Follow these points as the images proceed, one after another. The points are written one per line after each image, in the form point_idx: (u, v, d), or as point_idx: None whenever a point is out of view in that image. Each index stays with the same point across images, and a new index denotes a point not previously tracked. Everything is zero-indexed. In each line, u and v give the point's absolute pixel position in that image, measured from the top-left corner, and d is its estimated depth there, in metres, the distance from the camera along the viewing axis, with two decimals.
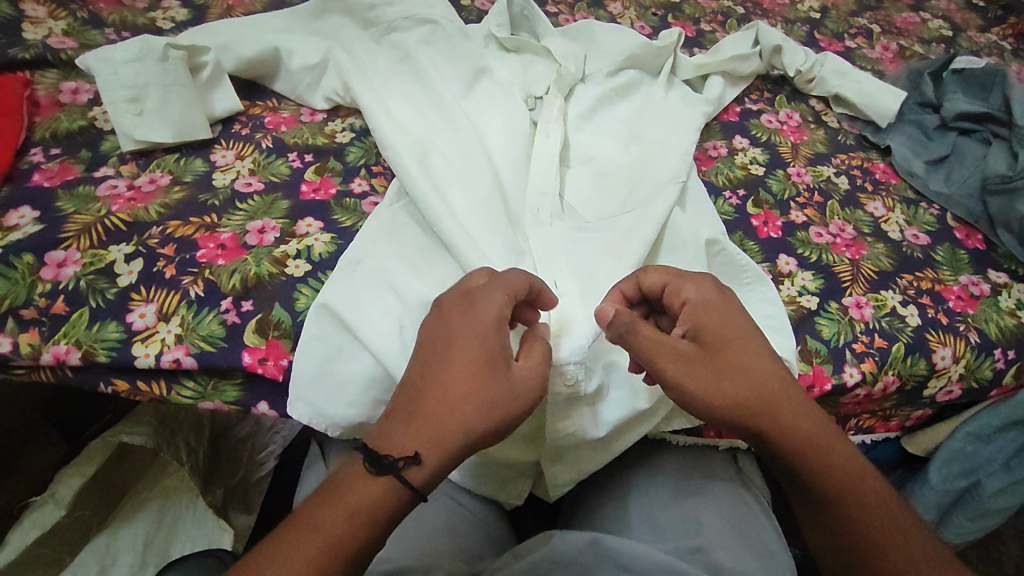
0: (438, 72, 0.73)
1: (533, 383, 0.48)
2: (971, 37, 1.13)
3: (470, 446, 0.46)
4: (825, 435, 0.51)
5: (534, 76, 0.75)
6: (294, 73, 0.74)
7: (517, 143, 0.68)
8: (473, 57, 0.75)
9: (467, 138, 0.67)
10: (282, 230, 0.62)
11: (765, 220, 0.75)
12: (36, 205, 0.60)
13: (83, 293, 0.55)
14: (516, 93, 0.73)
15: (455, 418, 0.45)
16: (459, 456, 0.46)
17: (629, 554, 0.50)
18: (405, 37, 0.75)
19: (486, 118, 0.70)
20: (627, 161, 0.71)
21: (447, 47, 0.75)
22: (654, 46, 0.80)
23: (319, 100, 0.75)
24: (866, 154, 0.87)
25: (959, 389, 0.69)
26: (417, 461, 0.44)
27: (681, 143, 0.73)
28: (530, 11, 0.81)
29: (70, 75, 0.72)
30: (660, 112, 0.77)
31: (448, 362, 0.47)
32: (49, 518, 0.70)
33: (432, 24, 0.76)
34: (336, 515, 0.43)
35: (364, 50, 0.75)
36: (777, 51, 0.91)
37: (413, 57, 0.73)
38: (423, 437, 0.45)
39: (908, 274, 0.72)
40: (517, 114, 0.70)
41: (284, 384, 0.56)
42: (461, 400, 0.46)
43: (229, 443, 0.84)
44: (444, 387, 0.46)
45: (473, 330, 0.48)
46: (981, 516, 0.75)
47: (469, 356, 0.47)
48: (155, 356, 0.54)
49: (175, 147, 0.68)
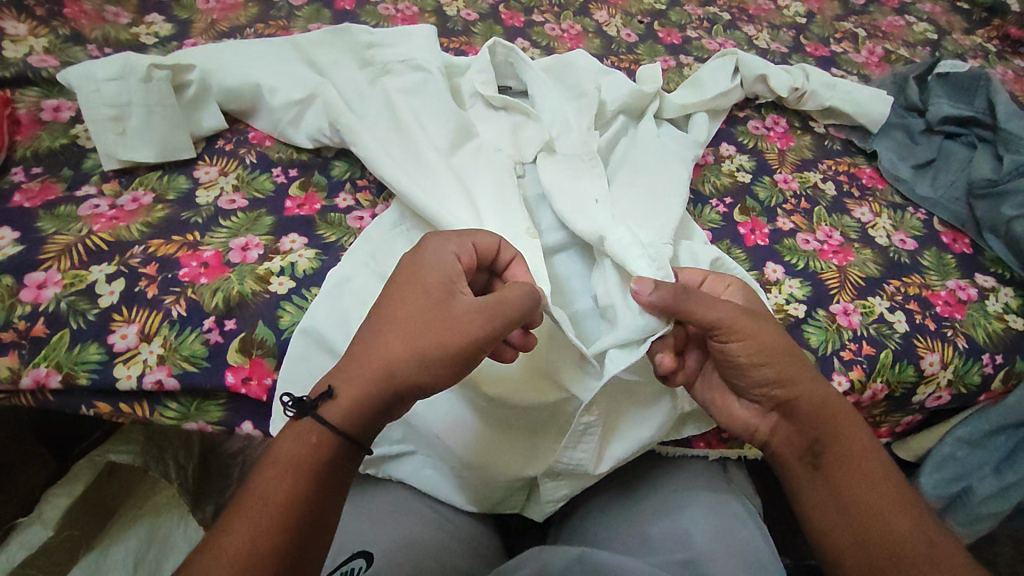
0: (423, 128, 0.68)
1: (469, 318, 0.47)
2: (956, 40, 1.13)
3: (385, 377, 0.46)
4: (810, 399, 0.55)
5: (522, 140, 0.70)
6: (275, 110, 0.70)
7: (514, 215, 0.63)
8: (459, 114, 0.69)
9: (456, 196, 0.64)
10: (266, 246, 0.62)
11: (752, 228, 0.75)
12: (16, 226, 0.60)
13: (63, 314, 0.54)
14: (504, 160, 0.68)
15: (387, 356, 0.47)
16: (365, 392, 0.46)
17: (616, 567, 0.50)
18: (390, 83, 0.72)
19: (474, 176, 0.66)
20: (628, 203, 0.67)
21: (433, 95, 0.70)
22: (643, 92, 0.77)
23: (300, 137, 0.71)
24: (852, 159, 0.87)
25: (948, 395, 0.69)
26: (331, 396, 0.46)
27: (677, 183, 0.69)
28: (515, 59, 0.78)
29: (52, 93, 0.71)
30: (655, 147, 0.74)
31: (404, 294, 0.49)
32: (37, 538, 0.69)
33: (425, 72, 0.72)
34: (286, 474, 0.44)
35: (352, 87, 0.71)
36: (762, 79, 0.88)
37: (397, 107, 0.69)
38: (352, 377, 0.46)
39: (895, 279, 0.72)
40: (507, 183, 0.66)
41: (267, 403, 0.56)
42: (390, 332, 0.47)
43: (219, 458, 0.82)
44: (389, 321, 0.48)
45: (435, 270, 0.50)
46: (974, 520, 0.75)
47: (418, 295, 0.49)
48: (137, 378, 0.53)
49: (159, 165, 0.68)
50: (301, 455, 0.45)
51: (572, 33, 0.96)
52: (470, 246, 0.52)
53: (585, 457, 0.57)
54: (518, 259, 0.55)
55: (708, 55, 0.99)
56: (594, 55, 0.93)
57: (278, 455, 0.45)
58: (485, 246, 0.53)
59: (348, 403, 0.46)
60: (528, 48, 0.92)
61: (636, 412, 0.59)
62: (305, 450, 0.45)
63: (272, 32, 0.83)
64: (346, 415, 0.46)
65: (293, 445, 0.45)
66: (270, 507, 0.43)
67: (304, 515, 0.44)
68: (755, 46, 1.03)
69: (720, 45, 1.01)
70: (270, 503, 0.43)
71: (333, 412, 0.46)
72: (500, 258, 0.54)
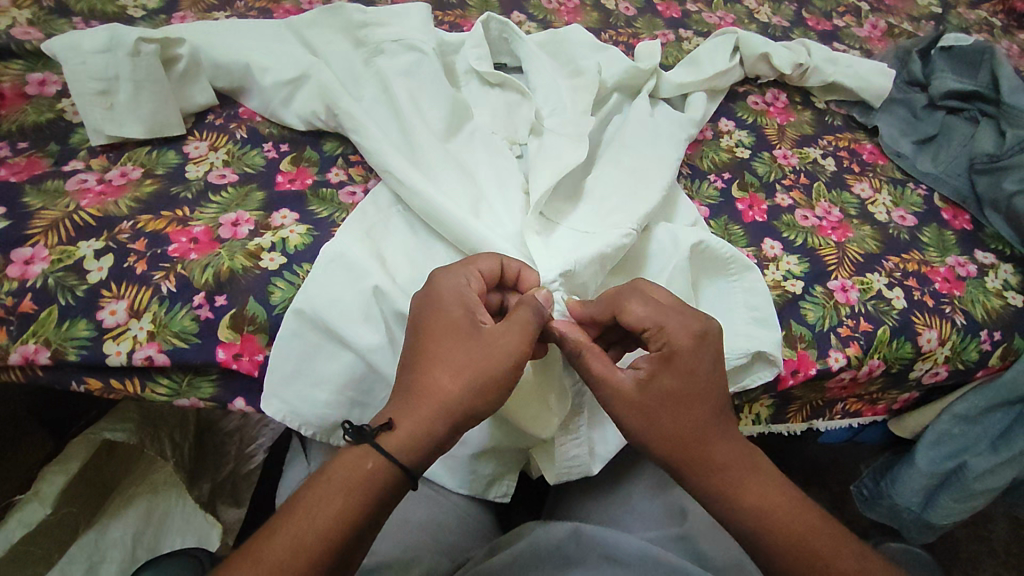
0: (418, 111, 0.66)
1: (507, 342, 0.49)
2: (962, 14, 1.11)
3: (447, 409, 0.47)
4: (718, 476, 0.50)
5: (516, 120, 0.69)
6: (267, 90, 0.69)
7: (512, 200, 0.62)
8: (455, 96, 0.68)
9: (456, 178, 0.63)
10: (257, 222, 0.61)
11: (750, 204, 0.74)
12: (2, 201, 0.59)
13: (51, 290, 0.54)
14: (499, 142, 0.67)
15: (440, 394, 0.47)
16: (427, 428, 0.47)
17: (610, 543, 0.51)
18: (388, 63, 0.70)
19: (473, 161, 0.65)
20: (609, 181, 0.66)
21: (429, 76, 0.68)
22: (639, 68, 0.76)
23: (293, 119, 0.69)
24: (853, 134, 0.86)
25: (945, 371, 0.69)
26: (390, 428, 0.47)
27: (666, 160, 0.68)
28: (510, 34, 0.76)
29: (37, 66, 0.70)
30: (648, 127, 0.72)
31: (436, 333, 0.49)
32: (33, 516, 0.68)
33: (418, 52, 0.70)
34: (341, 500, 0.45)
35: (347, 70, 0.70)
36: (765, 58, 0.86)
37: (393, 88, 0.67)
38: (412, 412, 0.47)
39: (894, 255, 0.72)
40: (508, 169, 0.65)
41: (260, 379, 0.55)
42: (434, 366, 0.48)
43: (217, 436, 0.81)
44: (428, 360, 0.49)
45: (454, 301, 0.50)
46: (967, 497, 0.74)
47: (450, 330, 0.49)
48: (127, 354, 0.53)
49: (148, 141, 0.67)
50: (354, 480, 0.45)
51: (569, 6, 0.94)
52: (477, 274, 0.53)
53: (580, 461, 0.58)
54: (526, 269, 0.56)
55: (708, 29, 0.97)
56: (591, 29, 0.91)
57: (332, 470, 0.46)
58: (493, 266, 0.54)
59: (406, 434, 0.47)
60: (524, 21, 0.90)
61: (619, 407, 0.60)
62: (362, 477, 0.45)
63: (261, 5, 0.81)
64: (404, 448, 0.46)
65: (351, 472, 0.45)
66: (313, 528, 0.43)
67: (357, 535, 0.45)
68: (755, 20, 1.01)
69: (720, 20, 0.99)
70: (317, 521, 0.44)
71: (390, 440, 0.46)
72: (511, 277, 0.55)
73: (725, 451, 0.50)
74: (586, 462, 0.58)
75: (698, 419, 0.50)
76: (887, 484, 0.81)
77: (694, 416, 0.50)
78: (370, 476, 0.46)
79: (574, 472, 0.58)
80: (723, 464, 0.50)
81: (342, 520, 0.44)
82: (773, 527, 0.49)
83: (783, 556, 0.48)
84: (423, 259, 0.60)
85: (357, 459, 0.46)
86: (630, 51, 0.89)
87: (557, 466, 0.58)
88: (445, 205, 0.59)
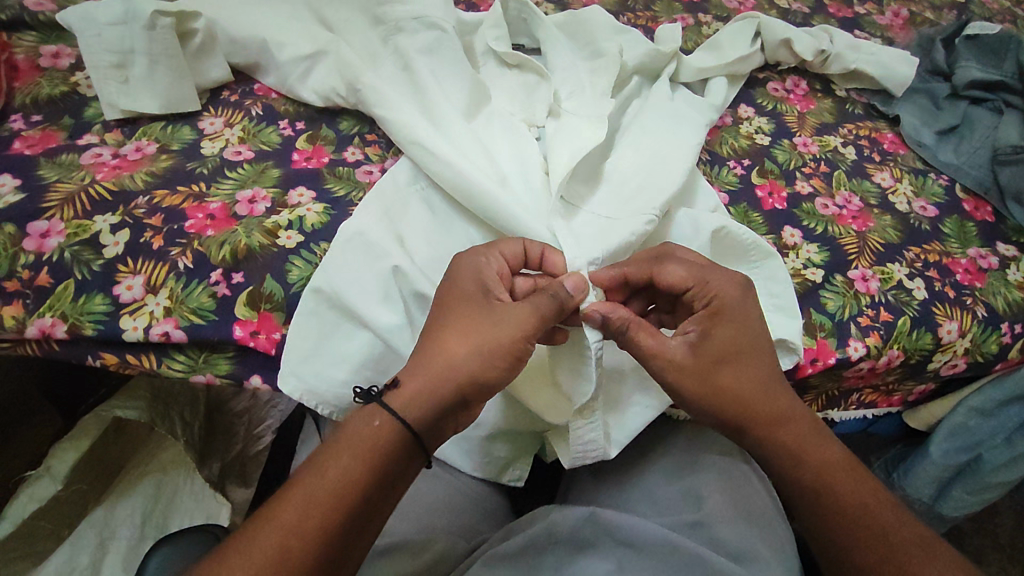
0: (440, 89, 0.65)
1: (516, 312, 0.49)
2: (984, 3, 1.09)
3: (445, 371, 0.47)
4: (772, 427, 0.51)
5: (535, 101, 0.68)
6: (284, 66, 0.67)
7: (533, 182, 0.61)
8: (475, 76, 0.66)
9: (476, 159, 0.61)
10: (274, 200, 0.60)
11: (770, 191, 0.73)
12: (17, 173, 0.58)
13: (68, 264, 0.53)
14: (517, 123, 0.66)
15: (445, 355, 0.48)
16: (435, 390, 0.47)
17: (627, 526, 0.50)
18: (407, 41, 0.68)
19: (494, 143, 0.64)
20: (630, 163, 0.65)
21: (450, 56, 0.67)
22: (661, 51, 0.74)
23: (309, 95, 0.68)
24: (874, 123, 0.85)
25: (964, 363, 0.68)
26: (396, 386, 0.48)
27: (687, 142, 0.68)
28: (529, 14, 0.75)
29: (50, 38, 0.69)
30: (666, 112, 0.71)
31: (449, 300, 0.50)
32: (46, 491, 0.68)
33: (439, 30, 0.68)
34: (353, 463, 0.44)
35: (365, 48, 0.68)
36: (786, 44, 0.85)
37: (414, 67, 0.66)
38: (419, 373, 0.48)
39: (915, 246, 0.71)
40: (528, 151, 0.64)
41: (277, 358, 0.55)
42: (451, 331, 0.49)
43: (225, 417, 0.79)
44: (444, 327, 0.49)
45: (471, 277, 0.51)
46: (980, 489, 0.75)
47: (464, 299, 0.50)
48: (144, 330, 0.52)
49: (162, 116, 0.66)
50: (369, 441, 0.45)
51: None
52: (499, 256, 0.53)
53: (596, 444, 0.56)
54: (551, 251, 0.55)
55: (728, 14, 0.95)
56: (609, 11, 0.90)
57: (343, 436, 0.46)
58: (515, 253, 0.54)
59: (413, 394, 0.47)
60: (541, 2, 0.89)
61: (635, 388, 0.58)
62: (370, 432, 0.46)
63: None
64: (415, 408, 0.47)
65: (364, 435, 0.45)
66: (321, 491, 0.43)
67: (372, 494, 0.44)
68: (775, 5, 0.99)
69: (740, 5, 0.97)
70: (324, 482, 0.44)
71: (396, 399, 0.47)
72: (533, 257, 0.55)
73: (776, 407, 0.52)
74: (603, 446, 0.56)
75: (749, 373, 0.52)
76: (898, 477, 0.81)
77: (747, 375, 0.51)
78: (381, 438, 0.46)
79: (589, 456, 0.56)
80: (778, 418, 0.51)
81: (350, 483, 0.44)
82: (832, 489, 0.50)
83: (842, 517, 0.49)
84: (442, 242, 0.60)
85: (370, 420, 0.46)
86: (648, 34, 0.88)
87: (571, 450, 0.56)
88: (471, 185, 0.59)
